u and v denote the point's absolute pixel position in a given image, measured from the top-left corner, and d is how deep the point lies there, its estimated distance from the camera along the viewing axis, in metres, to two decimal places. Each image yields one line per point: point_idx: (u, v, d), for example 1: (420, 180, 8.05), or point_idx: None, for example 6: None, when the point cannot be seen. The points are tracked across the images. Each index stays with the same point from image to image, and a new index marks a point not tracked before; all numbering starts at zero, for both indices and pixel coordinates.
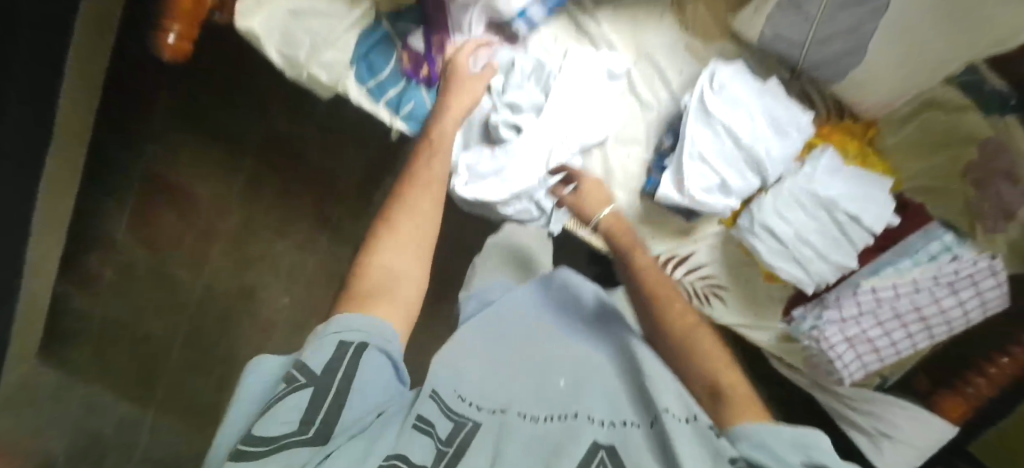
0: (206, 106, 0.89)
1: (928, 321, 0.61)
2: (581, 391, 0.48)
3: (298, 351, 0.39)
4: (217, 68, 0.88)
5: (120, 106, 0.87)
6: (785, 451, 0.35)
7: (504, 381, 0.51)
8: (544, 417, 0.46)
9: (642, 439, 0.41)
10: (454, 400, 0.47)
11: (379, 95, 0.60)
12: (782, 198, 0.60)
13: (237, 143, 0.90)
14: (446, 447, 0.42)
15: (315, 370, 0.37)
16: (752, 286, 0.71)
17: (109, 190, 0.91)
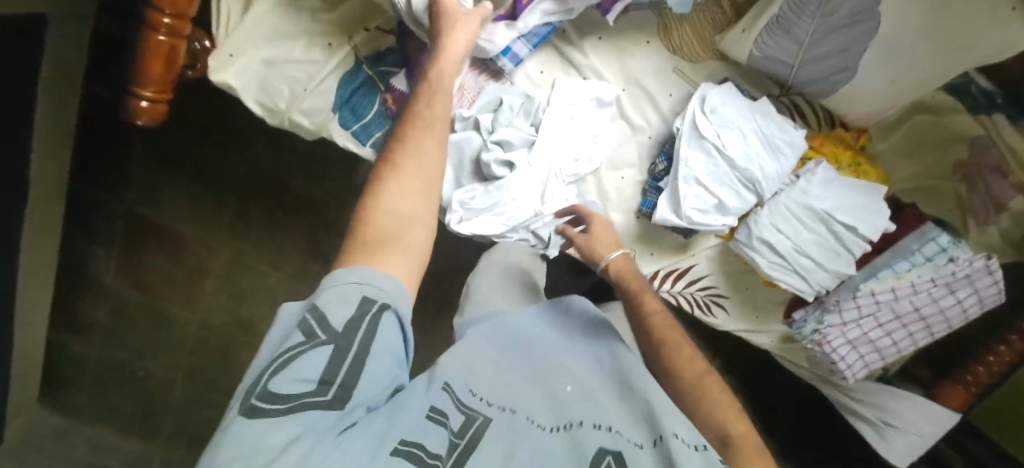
0: (183, 143, 0.86)
1: (927, 320, 0.62)
2: (589, 398, 0.44)
3: (314, 299, 0.34)
4: (190, 104, 0.84)
5: (93, 150, 0.84)
6: None
7: (509, 381, 0.46)
8: (550, 427, 0.41)
9: (649, 460, 0.36)
10: (462, 393, 0.42)
11: (365, 137, 0.59)
12: (778, 213, 0.60)
13: (219, 178, 0.88)
14: (459, 438, 0.36)
15: (337, 326, 0.33)
16: (752, 293, 0.71)
17: (92, 235, 0.88)
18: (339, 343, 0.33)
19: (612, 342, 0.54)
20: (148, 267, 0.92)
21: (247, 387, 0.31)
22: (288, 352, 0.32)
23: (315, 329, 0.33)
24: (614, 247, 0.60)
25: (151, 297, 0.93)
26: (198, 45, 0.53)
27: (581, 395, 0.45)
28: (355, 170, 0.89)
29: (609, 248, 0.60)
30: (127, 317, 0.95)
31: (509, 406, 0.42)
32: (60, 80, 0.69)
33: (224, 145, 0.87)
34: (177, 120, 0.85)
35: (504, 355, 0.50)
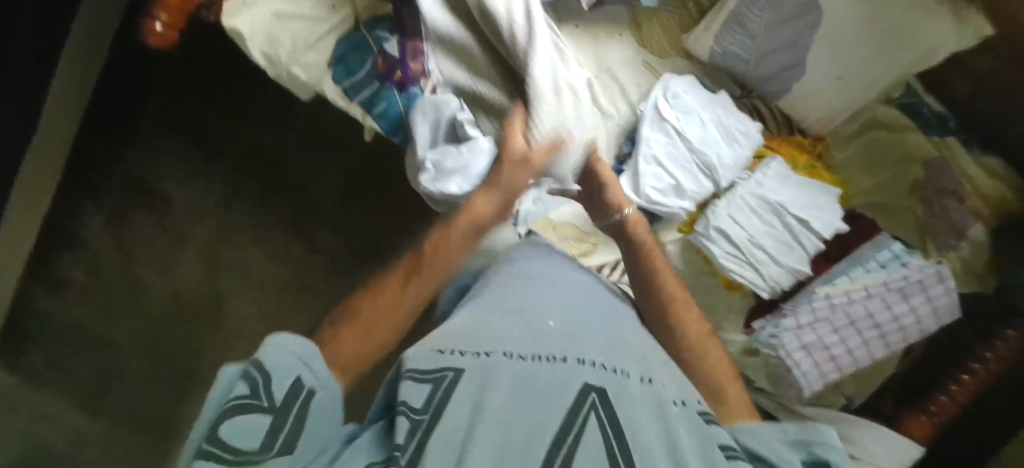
0: (194, 113, 0.93)
1: (882, 327, 0.62)
2: (570, 338, 0.46)
3: (250, 367, 0.36)
4: (208, 78, 0.93)
5: (109, 111, 0.90)
6: (786, 445, 0.40)
7: (489, 318, 0.48)
8: (529, 357, 0.42)
9: (633, 394, 0.39)
10: (427, 355, 0.43)
11: (354, 94, 0.64)
12: (735, 204, 0.63)
13: (220, 150, 0.93)
14: (422, 415, 0.37)
15: (276, 398, 0.35)
16: (712, 296, 0.72)
17: (86, 193, 0.92)
18: (272, 417, 0.34)
19: (603, 294, 0.57)
20: (135, 231, 0.95)
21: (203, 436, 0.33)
22: (231, 403, 0.34)
23: (253, 388, 0.35)
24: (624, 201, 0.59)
25: (131, 260, 0.96)
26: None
27: (568, 329, 0.48)
28: (349, 154, 0.96)
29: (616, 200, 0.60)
30: (104, 279, 0.97)
31: (484, 346, 0.43)
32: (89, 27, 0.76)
33: (230, 121, 0.94)
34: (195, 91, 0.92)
35: (489, 299, 0.52)
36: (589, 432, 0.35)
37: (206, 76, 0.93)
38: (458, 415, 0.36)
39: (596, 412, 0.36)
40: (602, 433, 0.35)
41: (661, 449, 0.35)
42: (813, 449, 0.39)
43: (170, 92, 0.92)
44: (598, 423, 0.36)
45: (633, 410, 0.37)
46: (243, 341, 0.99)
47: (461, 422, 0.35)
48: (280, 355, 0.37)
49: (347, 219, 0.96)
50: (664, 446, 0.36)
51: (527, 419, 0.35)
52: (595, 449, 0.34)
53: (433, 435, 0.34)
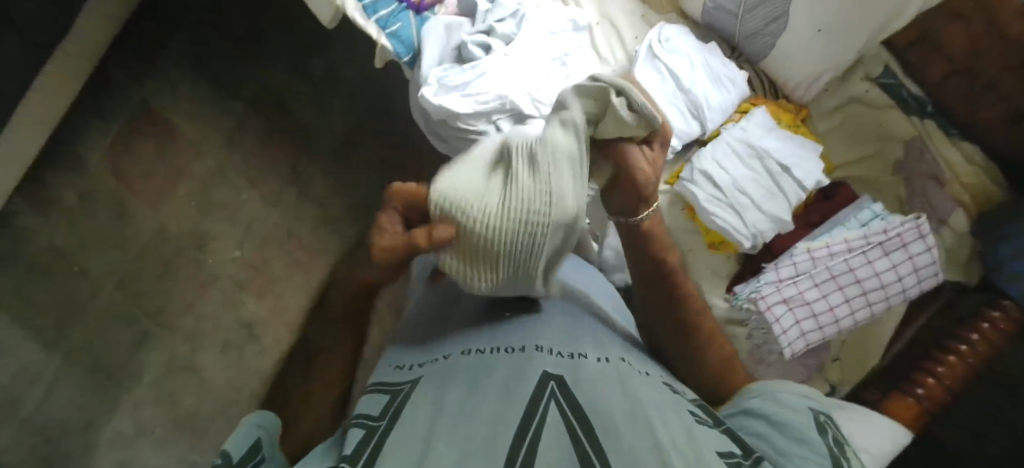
0: (218, 53, 0.99)
1: (863, 284, 0.62)
2: (530, 329, 0.49)
3: (226, 444, 0.41)
4: (238, 23, 1.00)
5: (138, 43, 0.98)
6: (797, 402, 0.47)
7: (453, 328, 0.53)
8: (488, 352, 0.46)
9: (587, 370, 0.42)
10: (388, 372, 0.48)
11: (372, 12, 0.69)
12: (720, 147, 0.64)
13: (234, 90, 0.99)
14: (385, 419, 0.39)
15: (234, 455, 0.40)
16: (696, 257, 0.70)
17: (95, 116, 0.97)
18: None
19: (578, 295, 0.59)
20: (133, 159, 0.98)
21: None
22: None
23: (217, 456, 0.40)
24: (642, 206, 0.52)
25: (123, 189, 0.98)
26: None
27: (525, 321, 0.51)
28: (355, 107, 1.01)
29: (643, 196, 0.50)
30: (90, 206, 0.97)
31: (442, 354, 0.48)
32: None
33: (249, 64, 1.00)
34: (222, 32, 0.99)
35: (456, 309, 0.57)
36: (548, 417, 0.36)
37: (238, 19, 1.00)
38: (418, 418, 0.38)
39: (556, 400, 0.38)
40: (562, 415, 0.36)
41: (623, 411, 0.37)
42: (815, 407, 0.48)
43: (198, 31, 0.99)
44: (559, 407, 0.37)
45: (591, 389, 0.39)
46: (217, 287, 1.00)
47: (422, 418, 0.38)
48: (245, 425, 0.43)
49: (344, 172, 1.01)
50: (627, 411, 0.37)
51: (484, 416, 0.37)
52: (558, 428, 0.35)
53: (394, 433, 0.36)
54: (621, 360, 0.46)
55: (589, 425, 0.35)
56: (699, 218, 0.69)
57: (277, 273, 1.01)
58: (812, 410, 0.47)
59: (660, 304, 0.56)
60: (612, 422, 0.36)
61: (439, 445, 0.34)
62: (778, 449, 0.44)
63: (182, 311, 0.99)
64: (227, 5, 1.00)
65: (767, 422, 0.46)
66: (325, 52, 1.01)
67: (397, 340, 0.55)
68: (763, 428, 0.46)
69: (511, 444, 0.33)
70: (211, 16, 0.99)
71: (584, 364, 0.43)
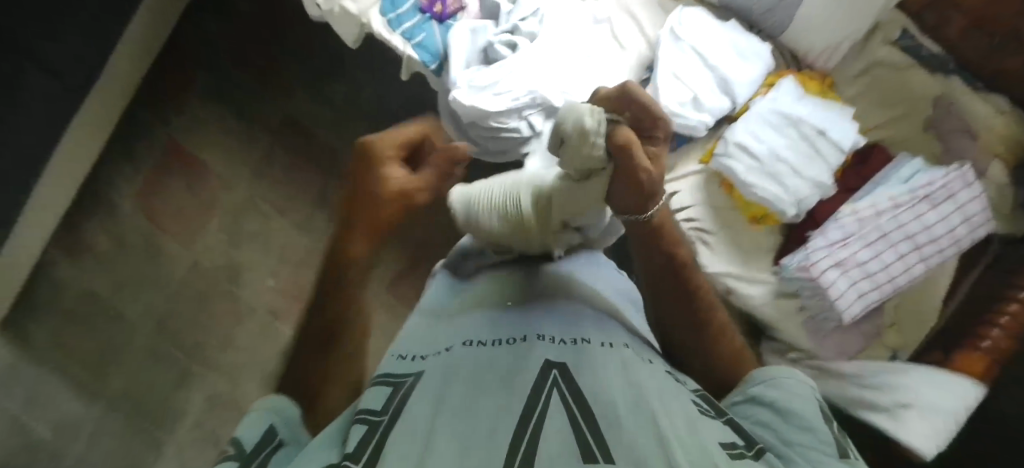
0: (241, 88, 1.03)
1: (915, 239, 0.62)
2: (531, 316, 0.42)
3: (234, 432, 0.31)
4: (258, 57, 1.04)
5: (164, 87, 1.03)
6: (796, 386, 0.39)
7: (449, 322, 0.45)
8: (491, 342, 0.39)
9: (596, 354, 0.36)
10: (390, 361, 0.41)
11: (397, 25, 0.71)
12: (753, 118, 0.64)
13: (258, 122, 1.03)
14: (381, 416, 0.31)
15: (247, 445, 0.30)
16: (738, 232, 0.71)
17: (127, 162, 1.02)
18: None
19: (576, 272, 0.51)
20: (167, 199, 1.03)
21: None
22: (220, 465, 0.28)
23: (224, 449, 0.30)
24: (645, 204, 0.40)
25: (156, 227, 1.02)
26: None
27: (533, 309, 0.44)
28: (376, 126, 1.02)
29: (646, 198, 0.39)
30: (125, 247, 1.01)
31: (442, 346, 0.40)
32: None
33: (271, 95, 1.03)
34: (243, 68, 1.03)
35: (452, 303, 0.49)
36: (551, 407, 0.29)
37: (257, 54, 1.04)
38: (419, 412, 0.30)
39: (558, 388, 0.31)
40: (564, 405, 0.30)
41: (627, 403, 0.30)
42: (817, 394, 0.39)
43: (220, 68, 1.03)
44: (561, 395, 0.30)
45: (602, 375, 0.33)
46: (254, 317, 1.01)
47: (415, 417, 0.30)
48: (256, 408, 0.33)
49: None
50: (630, 400, 0.30)
51: (484, 413, 0.29)
52: (561, 422, 0.28)
53: (395, 430, 0.29)
54: (627, 347, 0.39)
55: (591, 414, 0.29)
56: (737, 192, 0.69)
57: None
58: (818, 398, 0.38)
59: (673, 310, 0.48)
60: (613, 412, 0.29)
61: (432, 447, 0.27)
62: (782, 439, 0.34)
63: (219, 345, 1.00)
64: (246, 41, 1.04)
65: (771, 410, 0.37)
66: (344, 75, 1.03)
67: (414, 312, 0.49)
68: (768, 416, 0.36)
69: (508, 442, 0.26)
70: (233, 54, 1.04)
71: (587, 349, 0.36)
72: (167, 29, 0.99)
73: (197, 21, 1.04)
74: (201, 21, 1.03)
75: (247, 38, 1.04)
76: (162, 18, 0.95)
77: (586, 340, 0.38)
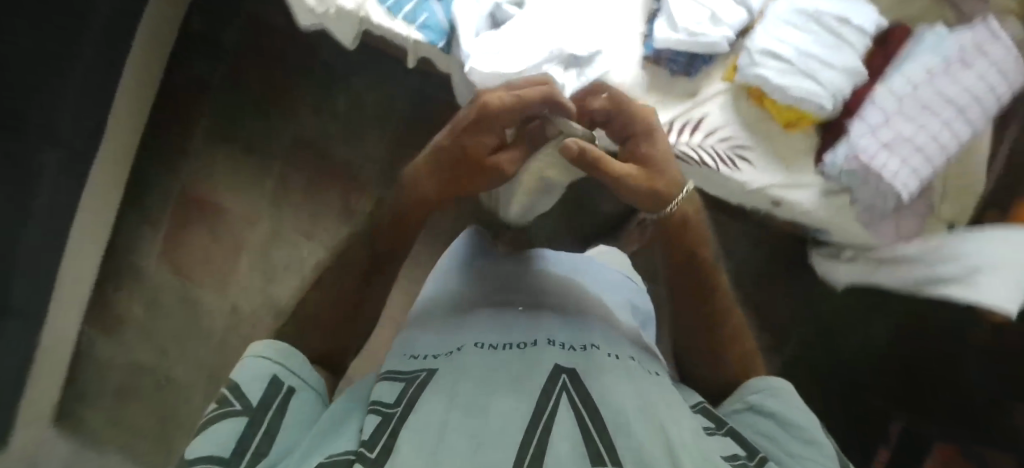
0: (243, 119, 1.03)
1: (956, 102, 0.63)
2: (537, 321, 0.50)
3: (232, 375, 0.41)
4: (254, 86, 1.03)
5: (165, 138, 1.03)
6: (794, 402, 0.46)
7: (444, 322, 0.52)
8: (500, 346, 0.45)
9: (601, 362, 0.43)
10: (401, 360, 0.47)
11: (397, 10, 0.69)
12: (774, 22, 0.65)
13: (268, 150, 1.02)
14: (394, 409, 0.38)
15: (253, 401, 0.39)
16: (774, 140, 0.71)
17: (147, 220, 1.04)
18: (251, 417, 0.38)
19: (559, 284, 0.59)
20: (190, 251, 1.03)
21: (209, 451, 0.36)
22: (223, 409, 0.38)
23: (231, 401, 0.39)
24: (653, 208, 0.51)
25: (186, 282, 1.03)
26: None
27: (534, 315, 0.51)
28: (387, 128, 1.02)
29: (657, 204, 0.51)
30: (161, 309, 1.03)
31: (454, 346, 0.47)
32: (145, 52, 0.91)
33: (275, 120, 1.03)
34: (240, 101, 1.03)
35: (447, 306, 0.56)
36: (561, 411, 0.37)
37: (251, 82, 1.03)
38: (433, 407, 0.38)
39: (567, 391, 0.38)
40: (573, 409, 0.37)
41: (635, 410, 0.38)
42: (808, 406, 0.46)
43: (217, 105, 1.03)
44: (570, 400, 0.38)
45: (604, 382, 0.40)
46: None
47: (428, 416, 0.37)
48: (259, 358, 0.42)
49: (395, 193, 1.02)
50: (638, 408, 0.38)
51: (494, 414, 0.36)
52: (570, 427, 0.35)
53: (407, 421, 0.36)
54: (633, 359, 0.46)
55: (598, 420, 0.36)
56: (767, 101, 0.69)
57: None
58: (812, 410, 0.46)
59: (685, 306, 0.54)
60: (625, 419, 0.36)
61: (446, 442, 0.34)
62: (784, 450, 0.43)
63: None
64: (237, 73, 1.03)
65: (773, 421, 0.45)
66: (342, 84, 1.02)
67: (409, 327, 0.54)
68: (770, 427, 0.44)
69: (521, 440, 0.34)
70: (228, 88, 1.03)
71: (593, 355, 0.43)
72: (156, 78, 1.00)
73: (181, 65, 1.04)
74: (186, 64, 1.04)
75: (238, 70, 1.03)
76: (150, 68, 0.95)
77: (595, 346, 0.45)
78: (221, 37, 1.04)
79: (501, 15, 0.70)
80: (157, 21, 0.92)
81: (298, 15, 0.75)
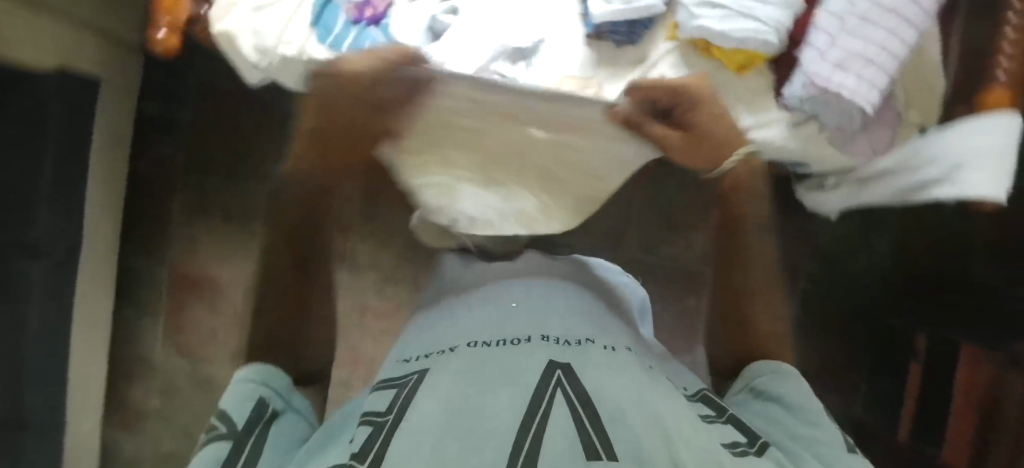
0: (215, 188, 1.04)
1: (898, 10, 0.63)
2: (529, 314, 0.54)
3: (220, 404, 0.45)
4: (218, 154, 1.04)
5: (145, 225, 1.06)
6: (799, 394, 0.48)
7: (433, 329, 0.57)
8: (493, 342, 0.49)
9: (594, 354, 0.47)
10: (394, 367, 0.52)
11: (338, 44, 0.71)
12: None
13: (245, 213, 1.03)
14: (386, 414, 0.42)
15: (238, 424, 0.43)
16: (732, 85, 0.71)
17: (145, 310, 1.06)
18: (236, 440, 0.42)
19: (544, 281, 0.63)
20: (190, 329, 1.05)
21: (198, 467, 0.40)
22: (212, 433, 0.43)
23: (220, 424, 0.44)
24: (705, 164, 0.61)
25: (193, 359, 1.04)
26: (203, 9, 0.74)
27: (523, 308, 0.56)
28: None
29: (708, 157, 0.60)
30: (175, 392, 1.04)
31: (447, 345, 0.51)
32: (102, 149, 0.94)
33: (245, 181, 1.03)
34: (207, 171, 1.04)
35: (438, 317, 0.61)
36: (556, 404, 0.40)
37: (215, 150, 1.04)
38: (424, 408, 0.41)
39: (563, 386, 0.42)
40: (568, 403, 0.40)
41: (631, 402, 0.41)
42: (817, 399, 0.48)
43: (187, 181, 1.05)
44: (565, 395, 0.41)
45: (597, 376, 0.44)
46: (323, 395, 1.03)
47: (417, 416, 0.40)
48: (246, 382, 0.47)
49: (378, 224, 1.03)
50: (633, 401, 0.41)
51: (488, 413, 0.40)
52: (566, 421, 0.39)
53: (399, 425, 0.39)
54: (626, 349, 0.51)
55: (594, 413, 0.39)
56: (716, 48, 0.68)
57: (370, 351, 1.04)
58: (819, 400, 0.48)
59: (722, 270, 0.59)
60: (620, 412, 0.40)
61: (443, 443, 0.37)
62: (788, 432, 0.45)
63: None
64: (199, 145, 1.05)
65: (779, 407, 0.47)
66: None
67: (401, 341, 0.59)
68: (778, 415, 0.47)
69: (517, 436, 0.37)
70: (193, 162, 1.05)
71: (586, 351, 0.48)
72: (122, 170, 1.01)
73: (145, 151, 1.06)
74: (149, 149, 1.06)
75: (198, 142, 1.05)
76: (113, 163, 0.97)
77: (591, 341, 0.50)
78: (177, 115, 1.05)
79: (439, 26, 0.71)
80: (108, 116, 0.94)
81: (245, 75, 0.78)
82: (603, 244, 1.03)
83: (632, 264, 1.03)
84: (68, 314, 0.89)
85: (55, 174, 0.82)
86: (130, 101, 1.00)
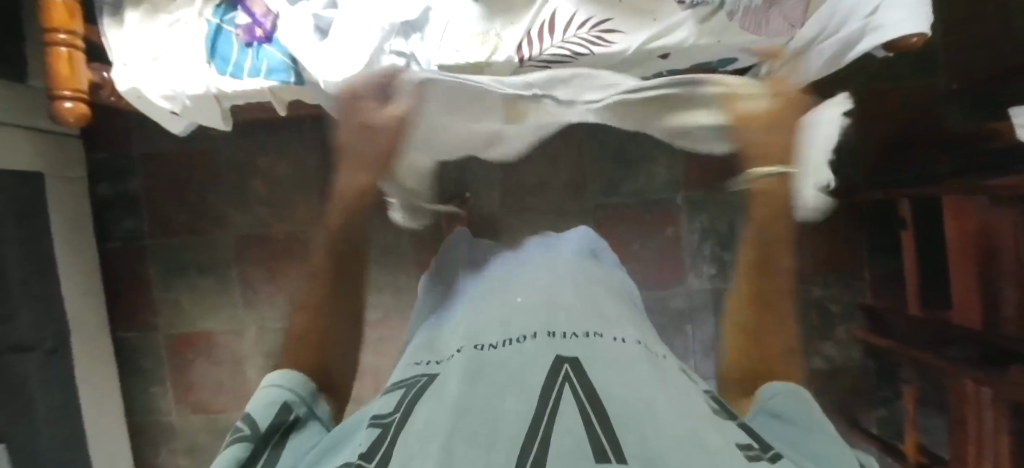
0: (187, 249, 1.07)
1: None
2: (538, 305, 0.50)
3: (250, 401, 0.46)
4: (180, 215, 1.06)
5: (127, 299, 1.08)
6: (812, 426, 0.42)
7: (430, 338, 0.54)
8: (500, 341, 0.45)
9: (608, 346, 0.43)
10: (407, 369, 0.48)
11: (239, 72, 0.73)
12: None
13: (222, 264, 1.06)
14: (391, 426, 0.38)
15: (260, 428, 0.44)
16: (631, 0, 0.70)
17: (152, 379, 1.09)
18: (256, 444, 0.43)
19: (548, 272, 0.59)
20: (199, 386, 1.08)
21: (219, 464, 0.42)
22: (236, 434, 0.44)
23: (244, 426, 0.44)
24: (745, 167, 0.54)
25: (211, 413, 1.08)
26: (103, 73, 0.75)
27: (528, 298, 0.52)
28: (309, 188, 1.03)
29: (755, 126, 0.53)
30: (200, 446, 1.09)
31: (452, 346, 0.47)
32: (69, 239, 0.97)
33: (214, 233, 1.06)
34: (173, 234, 1.07)
35: (438, 326, 0.57)
36: (564, 401, 0.35)
37: (177, 211, 1.06)
38: (425, 414, 0.36)
39: (569, 382, 0.37)
40: (577, 399, 0.36)
41: (647, 399, 0.36)
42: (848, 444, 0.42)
43: (157, 248, 1.07)
44: (573, 392, 0.36)
45: (609, 372, 0.39)
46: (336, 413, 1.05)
47: (415, 423, 0.36)
48: (277, 382, 0.48)
49: None
50: (645, 397, 0.36)
51: (496, 415, 0.35)
52: (573, 418, 0.33)
53: (400, 438, 0.35)
54: (634, 335, 0.47)
55: (603, 411, 0.34)
56: None
57: (372, 361, 1.05)
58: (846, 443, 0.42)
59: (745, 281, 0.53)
60: (634, 410, 0.35)
61: (452, 443, 0.32)
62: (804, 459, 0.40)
63: None
64: (160, 211, 1.07)
65: (799, 429, 0.42)
66: (253, 170, 1.05)
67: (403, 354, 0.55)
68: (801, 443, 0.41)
69: (523, 436, 0.32)
70: (158, 228, 1.07)
71: (588, 339, 0.45)
72: (93, 252, 1.04)
73: (107, 229, 1.08)
74: (111, 226, 1.08)
75: (157, 207, 1.07)
76: (81, 249, 1.00)
77: (599, 333, 0.46)
78: (130, 187, 1.07)
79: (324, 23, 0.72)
80: (65, 206, 0.96)
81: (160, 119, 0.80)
82: (566, 197, 1.02)
83: (598, 209, 1.02)
84: (77, 403, 0.93)
85: (24, 277, 0.84)
86: (81, 184, 1.02)
